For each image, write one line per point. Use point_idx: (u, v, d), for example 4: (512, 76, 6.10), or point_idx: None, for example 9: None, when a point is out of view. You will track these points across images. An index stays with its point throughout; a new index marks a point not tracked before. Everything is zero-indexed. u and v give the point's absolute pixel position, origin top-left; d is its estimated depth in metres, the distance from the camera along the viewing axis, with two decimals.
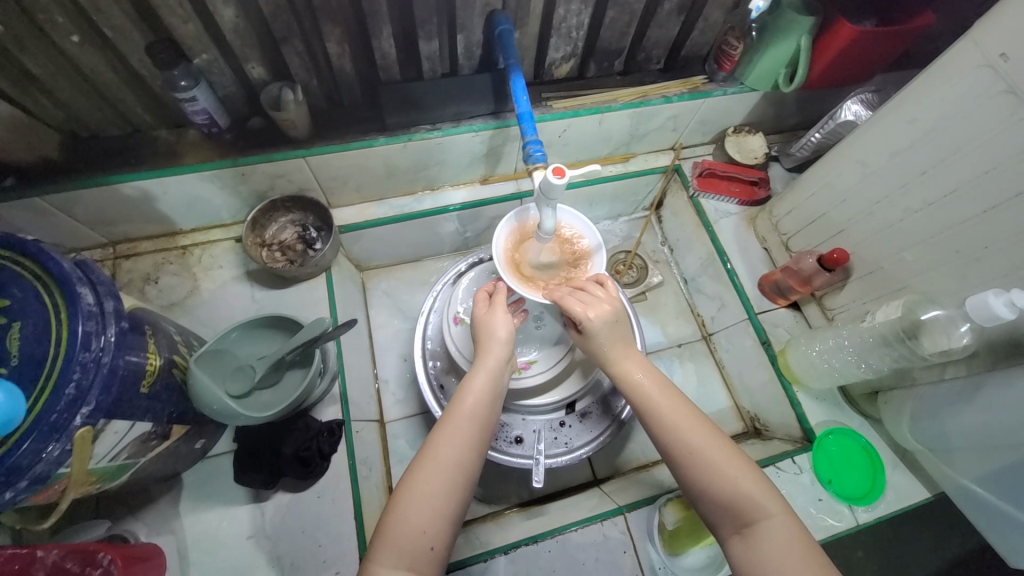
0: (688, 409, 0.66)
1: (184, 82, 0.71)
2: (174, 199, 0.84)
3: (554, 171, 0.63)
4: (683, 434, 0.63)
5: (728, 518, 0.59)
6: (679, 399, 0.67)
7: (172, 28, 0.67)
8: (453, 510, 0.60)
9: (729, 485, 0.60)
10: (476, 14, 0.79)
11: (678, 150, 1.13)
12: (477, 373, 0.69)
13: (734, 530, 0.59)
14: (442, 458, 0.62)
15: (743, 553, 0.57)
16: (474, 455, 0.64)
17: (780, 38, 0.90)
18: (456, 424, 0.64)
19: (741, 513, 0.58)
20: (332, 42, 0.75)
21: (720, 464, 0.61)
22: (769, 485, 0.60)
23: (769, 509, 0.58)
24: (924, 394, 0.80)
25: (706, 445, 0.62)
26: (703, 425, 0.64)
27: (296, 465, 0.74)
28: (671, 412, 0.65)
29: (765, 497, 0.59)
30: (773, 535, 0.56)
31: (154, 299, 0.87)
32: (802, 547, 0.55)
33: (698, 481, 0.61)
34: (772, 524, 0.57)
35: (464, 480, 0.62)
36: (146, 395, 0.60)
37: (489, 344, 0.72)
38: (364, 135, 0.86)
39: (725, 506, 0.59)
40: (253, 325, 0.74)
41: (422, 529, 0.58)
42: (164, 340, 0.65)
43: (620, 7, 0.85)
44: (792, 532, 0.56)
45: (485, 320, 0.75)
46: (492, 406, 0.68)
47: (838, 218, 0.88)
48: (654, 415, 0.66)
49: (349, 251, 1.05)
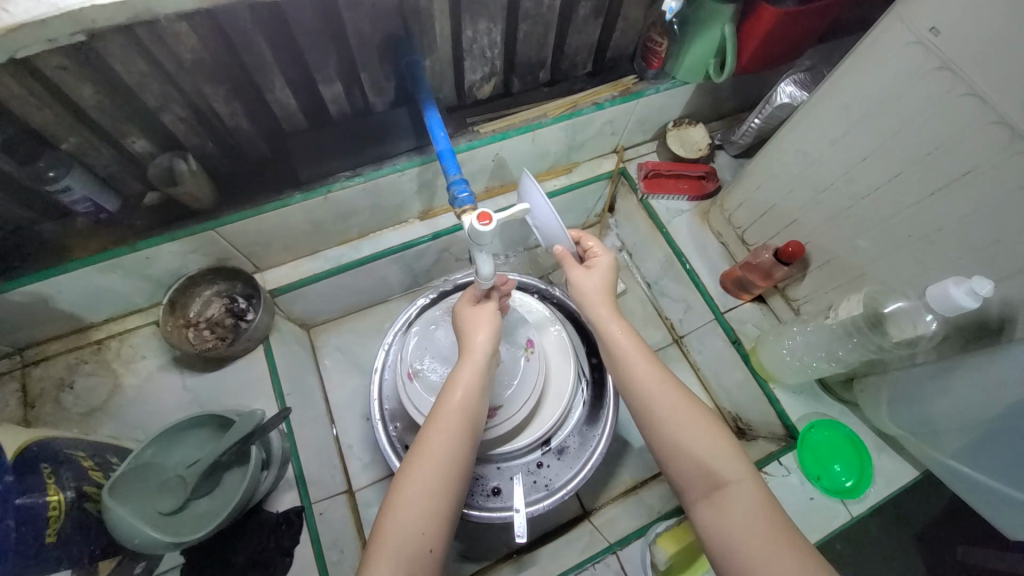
0: (670, 378, 0.62)
1: (52, 172, 0.63)
2: (75, 296, 0.75)
3: (480, 218, 0.58)
4: (661, 400, 0.60)
5: (696, 483, 0.56)
6: (662, 367, 0.63)
7: (25, 117, 0.59)
8: (449, 510, 0.57)
9: (705, 450, 0.57)
10: (378, 48, 0.72)
11: (621, 153, 1.08)
12: (466, 365, 0.65)
13: (701, 495, 0.56)
14: (434, 457, 0.57)
15: (711, 518, 0.54)
16: (468, 450, 0.60)
17: (703, 29, 0.86)
18: (447, 419, 0.60)
19: (712, 477, 0.56)
20: (219, 101, 0.68)
21: (696, 430, 0.58)
22: (741, 451, 0.58)
23: (739, 473, 0.56)
24: (899, 379, 0.78)
25: (684, 414, 0.59)
26: (680, 392, 0.61)
27: (253, 570, 0.68)
28: (648, 382, 0.62)
29: (735, 462, 0.57)
30: (745, 500, 0.54)
31: (72, 407, 0.78)
32: (766, 510, 0.53)
33: (676, 449, 0.58)
34: (741, 489, 0.55)
35: (459, 476, 0.58)
36: (54, 543, 0.54)
37: (473, 338, 0.68)
38: (278, 193, 0.79)
39: (697, 471, 0.57)
40: (177, 427, 0.66)
41: (421, 531, 0.54)
42: (70, 470, 0.58)
43: (532, 20, 0.79)
44: (758, 495, 0.54)
45: (468, 317, 0.71)
46: (482, 400, 0.64)
47: (788, 209, 0.85)
48: (637, 380, 0.62)
49: (289, 312, 0.98)
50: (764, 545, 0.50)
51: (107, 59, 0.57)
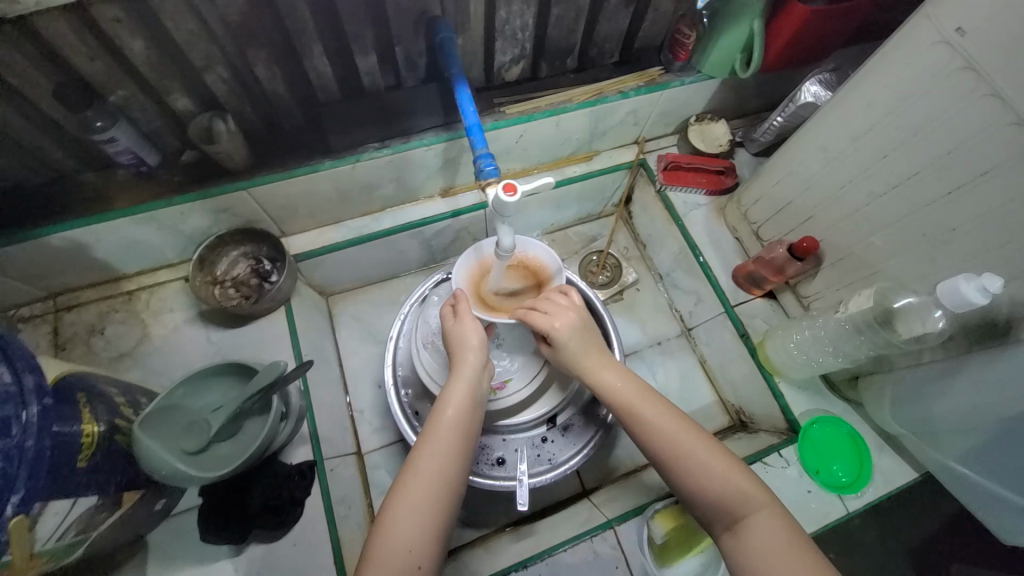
0: (672, 411, 0.64)
1: (99, 122, 0.66)
2: (112, 245, 0.79)
3: (505, 189, 0.60)
4: (664, 431, 0.62)
5: (718, 515, 0.58)
6: (664, 402, 0.65)
7: (78, 67, 0.62)
8: (440, 528, 0.58)
9: (718, 483, 0.58)
10: (413, 23, 0.74)
11: (642, 145, 1.10)
12: (455, 383, 0.67)
13: (725, 527, 0.58)
14: (426, 475, 0.59)
15: (735, 549, 0.56)
16: (461, 468, 0.62)
17: (732, 23, 0.87)
18: (439, 440, 0.62)
19: (732, 509, 0.57)
20: (260, 66, 0.70)
21: (705, 460, 0.59)
22: (757, 480, 0.59)
23: (758, 504, 0.57)
24: (904, 378, 0.80)
25: (689, 444, 0.60)
26: (684, 422, 0.63)
27: (267, 515, 0.72)
28: (655, 415, 0.63)
29: (755, 492, 0.57)
30: (766, 530, 0.55)
31: (102, 351, 0.82)
32: (788, 539, 0.54)
33: (688, 482, 0.60)
34: (760, 519, 0.56)
35: (450, 494, 0.60)
36: (85, 469, 0.56)
37: (462, 355, 0.70)
38: (309, 160, 0.82)
39: (715, 503, 0.58)
40: (203, 374, 0.70)
41: (409, 547, 0.55)
42: (103, 404, 0.61)
43: (565, 5, 0.81)
44: (783, 525, 0.55)
45: (452, 333, 0.72)
46: (474, 417, 0.66)
47: (805, 206, 0.86)
48: (638, 416, 0.64)
49: (310, 278, 1.01)
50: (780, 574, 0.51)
51: (161, 16, 0.60)
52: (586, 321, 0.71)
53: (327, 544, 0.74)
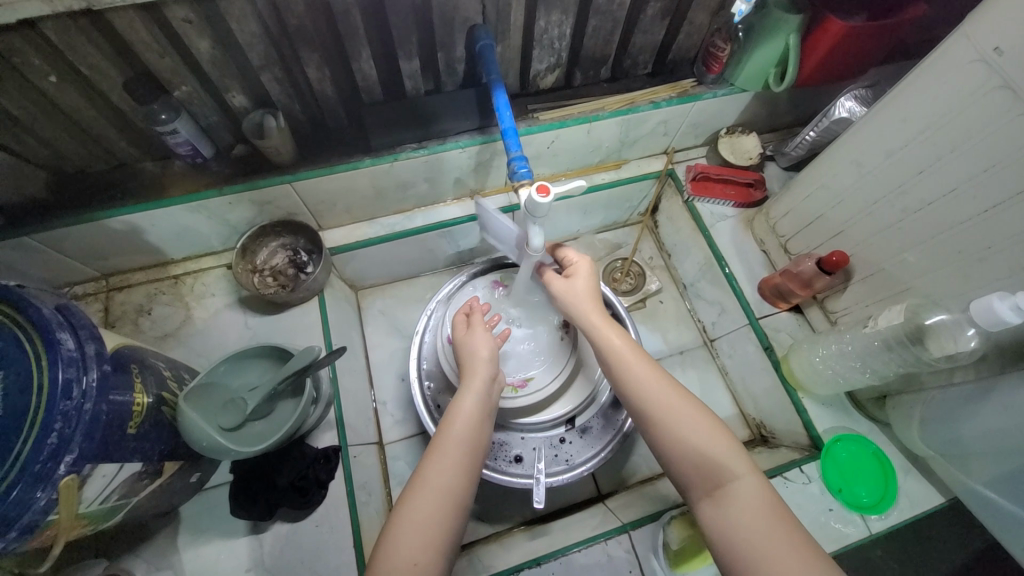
0: (652, 369, 0.64)
1: (164, 115, 0.71)
2: (163, 230, 0.84)
3: (538, 189, 0.62)
4: (647, 392, 0.61)
5: (697, 482, 0.57)
6: (652, 367, 0.64)
7: (148, 63, 0.67)
8: (446, 540, 0.57)
9: (696, 443, 0.58)
10: (456, 30, 0.78)
11: (671, 155, 1.11)
12: (465, 396, 0.66)
13: (703, 493, 0.57)
14: (433, 487, 0.59)
15: (713, 516, 0.55)
16: (468, 485, 0.61)
17: (768, 37, 0.88)
18: (448, 452, 0.61)
19: (712, 476, 0.56)
20: (312, 67, 0.75)
21: (686, 421, 0.59)
22: (737, 445, 0.58)
23: (740, 470, 0.56)
24: (935, 398, 0.78)
25: (668, 401, 0.60)
26: (666, 381, 0.62)
27: (293, 495, 0.74)
28: (644, 378, 0.62)
29: (738, 458, 0.57)
30: (747, 497, 0.54)
31: (148, 330, 0.88)
32: (767, 508, 0.53)
33: (668, 442, 0.59)
34: (741, 485, 0.55)
35: (457, 506, 0.59)
36: (135, 435, 0.58)
37: (474, 365, 0.70)
38: (350, 157, 0.86)
39: (696, 469, 0.57)
40: (241, 355, 0.74)
41: (413, 560, 0.54)
42: (153, 376, 0.64)
43: (602, 16, 0.84)
44: (762, 494, 0.54)
45: (467, 343, 0.75)
46: (484, 429, 0.65)
47: (835, 220, 0.86)
48: (627, 378, 0.63)
49: (342, 272, 1.05)
50: (759, 536, 0.51)
51: (226, 19, 0.65)
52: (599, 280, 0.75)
53: (347, 527, 0.76)
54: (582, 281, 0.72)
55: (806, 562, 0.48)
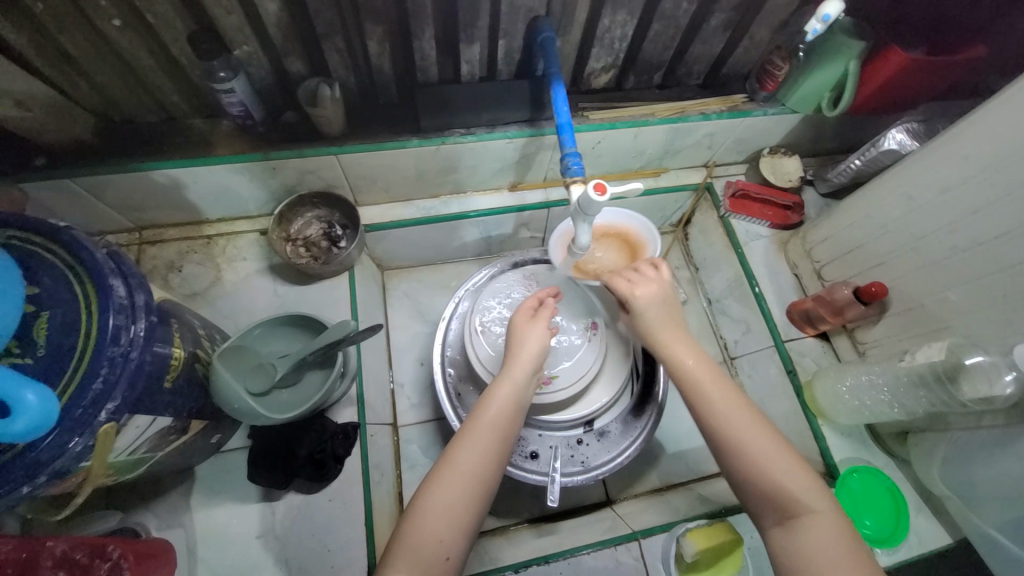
0: (733, 391, 0.62)
1: (223, 73, 0.70)
2: (204, 188, 0.84)
3: (595, 187, 0.60)
4: (730, 419, 0.59)
5: (770, 509, 0.56)
6: (732, 387, 0.62)
7: (216, 19, 0.66)
8: (471, 520, 0.57)
9: (774, 474, 0.56)
10: (519, 20, 0.77)
11: (712, 168, 1.10)
12: (503, 383, 0.66)
13: (775, 522, 0.55)
14: (464, 469, 0.58)
15: (784, 545, 0.54)
16: (497, 467, 0.60)
17: (829, 61, 0.88)
18: (480, 435, 0.61)
19: (786, 506, 0.55)
20: (374, 41, 0.74)
21: (772, 457, 0.57)
22: (818, 479, 0.56)
23: (817, 504, 0.54)
24: (958, 439, 0.78)
25: (752, 430, 0.58)
26: (748, 409, 0.60)
27: (310, 467, 0.74)
28: (725, 401, 0.61)
29: (815, 491, 0.55)
30: (823, 533, 0.52)
31: (177, 287, 0.88)
32: (846, 549, 0.51)
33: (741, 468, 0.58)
34: (820, 521, 0.53)
35: (483, 489, 0.58)
36: (170, 389, 0.57)
37: (518, 353, 0.69)
38: (397, 135, 0.85)
39: (770, 497, 0.56)
40: (277, 321, 0.75)
41: (438, 537, 0.55)
42: (190, 333, 0.63)
43: (665, 21, 0.83)
44: (840, 530, 0.53)
45: (520, 329, 0.73)
46: (517, 417, 0.65)
47: (877, 250, 0.86)
48: (701, 395, 0.62)
49: (372, 249, 1.04)
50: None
51: None
52: (671, 299, 0.70)
53: (360, 505, 0.76)
54: (653, 302, 0.69)
55: None
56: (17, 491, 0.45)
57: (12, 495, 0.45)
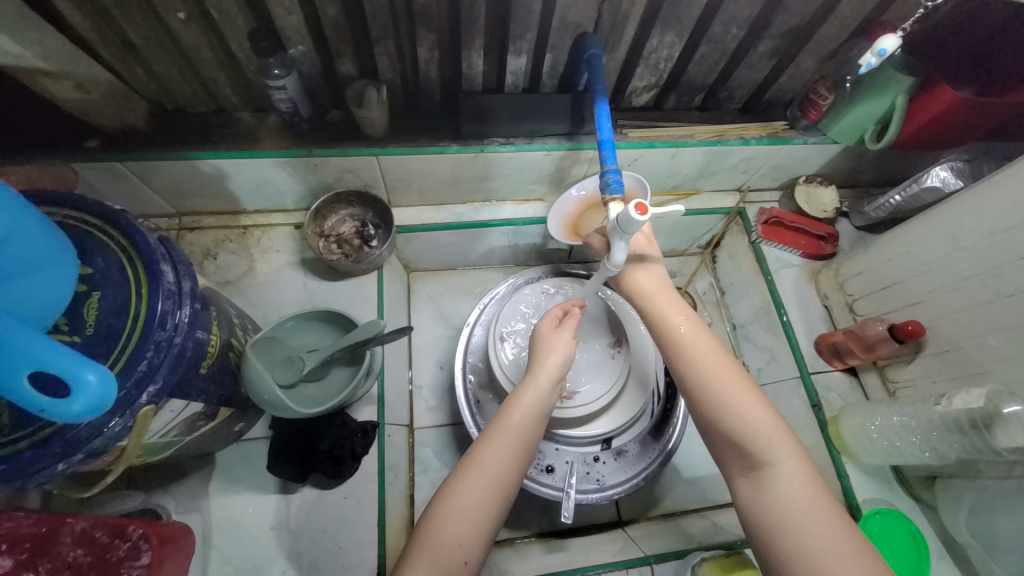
0: (710, 345, 0.63)
1: (277, 70, 0.72)
2: (245, 180, 0.85)
3: (637, 207, 0.59)
4: (701, 369, 0.60)
5: (738, 459, 0.57)
6: (709, 341, 0.63)
7: (276, 18, 0.68)
8: (492, 527, 0.57)
9: (743, 423, 0.57)
10: (568, 35, 0.78)
11: (745, 193, 1.09)
12: (528, 389, 0.65)
13: (742, 472, 0.56)
14: (487, 475, 0.58)
15: (749, 492, 0.55)
16: (519, 474, 0.60)
17: (875, 95, 0.86)
18: (501, 439, 0.60)
19: (753, 455, 0.56)
20: (424, 48, 0.75)
21: (741, 405, 0.57)
22: (783, 426, 0.57)
23: (784, 453, 0.55)
24: (990, 488, 0.75)
25: (725, 381, 0.59)
26: (723, 363, 0.61)
27: (329, 463, 0.74)
28: (707, 358, 0.61)
29: (786, 444, 0.56)
30: (788, 481, 0.54)
31: (211, 274, 0.90)
32: (809, 495, 0.53)
33: (714, 421, 0.58)
34: (784, 469, 0.54)
35: (504, 496, 0.58)
36: (204, 375, 0.58)
37: (545, 360, 0.69)
38: (438, 141, 0.86)
39: (737, 447, 0.57)
40: (309, 316, 0.76)
41: (458, 540, 0.55)
42: (226, 321, 0.65)
43: (713, 44, 0.83)
44: (805, 476, 0.54)
45: (546, 338, 0.72)
46: (541, 424, 0.64)
47: (915, 289, 0.84)
48: (679, 350, 0.63)
49: (400, 251, 1.06)
50: (797, 521, 0.52)
51: None
52: (659, 266, 0.71)
53: (374, 505, 0.76)
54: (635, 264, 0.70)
55: (846, 555, 0.49)
56: (53, 467, 0.46)
57: (47, 472, 0.46)
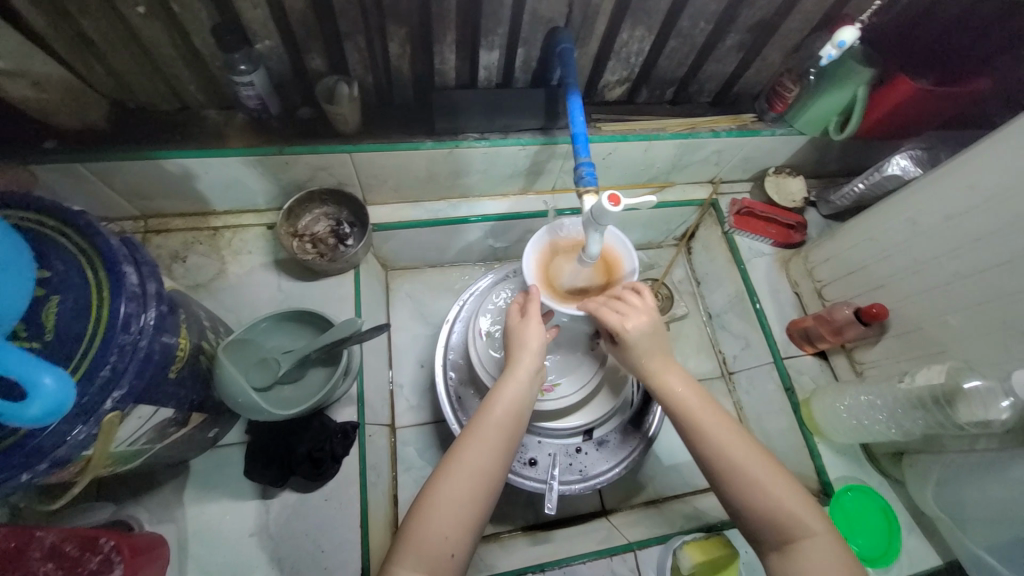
0: (724, 418, 0.64)
1: (243, 66, 0.70)
2: (214, 179, 0.83)
3: (610, 198, 0.59)
4: (720, 446, 0.61)
5: (767, 534, 0.58)
6: (722, 414, 0.64)
7: (241, 12, 0.67)
8: (477, 520, 0.57)
9: (766, 500, 0.58)
10: (539, 29, 0.78)
11: (717, 185, 1.12)
12: (507, 383, 0.65)
13: (772, 547, 0.58)
14: (470, 467, 0.58)
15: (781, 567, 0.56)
16: (502, 467, 0.60)
17: (837, 88, 0.89)
18: (482, 434, 0.61)
19: (780, 531, 0.57)
20: (395, 42, 0.75)
21: (766, 484, 0.59)
22: (807, 498, 0.58)
23: (812, 526, 0.56)
24: (953, 462, 0.79)
25: (744, 454, 0.60)
26: (738, 435, 0.62)
27: (308, 465, 0.73)
28: (722, 432, 0.62)
29: (812, 514, 0.57)
30: (819, 553, 0.55)
31: (181, 278, 0.87)
32: (842, 566, 0.54)
33: (738, 498, 0.59)
34: (813, 543, 0.56)
35: (487, 488, 0.58)
36: (174, 379, 0.57)
37: (522, 351, 0.67)
38: (411, 137, 0.85)
39: (765, 523, 0.58)
40: (283, 317, 0.74)
41: (444, 534, 0.55)
42: (196, 324, 0.63)
43: (682, 38, 0.84)
44: (835, 549, 0.55)
45: (517, 331, 0.69)
46: (522, 419, 0.64)
47: (878, 274, 0.88)
48: (694, 424, 0.64)
49: (377, 249, 1.04)
50: None
51: None
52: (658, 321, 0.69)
53: (356, 505, 0.75)
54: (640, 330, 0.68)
55: None
56: (16, 478, 0.44)
57: (10, 483, 0.44)
